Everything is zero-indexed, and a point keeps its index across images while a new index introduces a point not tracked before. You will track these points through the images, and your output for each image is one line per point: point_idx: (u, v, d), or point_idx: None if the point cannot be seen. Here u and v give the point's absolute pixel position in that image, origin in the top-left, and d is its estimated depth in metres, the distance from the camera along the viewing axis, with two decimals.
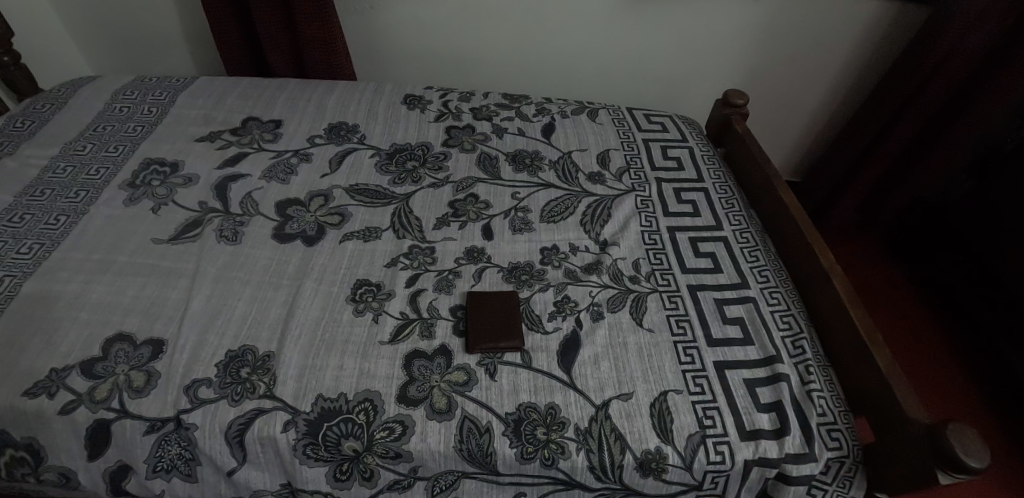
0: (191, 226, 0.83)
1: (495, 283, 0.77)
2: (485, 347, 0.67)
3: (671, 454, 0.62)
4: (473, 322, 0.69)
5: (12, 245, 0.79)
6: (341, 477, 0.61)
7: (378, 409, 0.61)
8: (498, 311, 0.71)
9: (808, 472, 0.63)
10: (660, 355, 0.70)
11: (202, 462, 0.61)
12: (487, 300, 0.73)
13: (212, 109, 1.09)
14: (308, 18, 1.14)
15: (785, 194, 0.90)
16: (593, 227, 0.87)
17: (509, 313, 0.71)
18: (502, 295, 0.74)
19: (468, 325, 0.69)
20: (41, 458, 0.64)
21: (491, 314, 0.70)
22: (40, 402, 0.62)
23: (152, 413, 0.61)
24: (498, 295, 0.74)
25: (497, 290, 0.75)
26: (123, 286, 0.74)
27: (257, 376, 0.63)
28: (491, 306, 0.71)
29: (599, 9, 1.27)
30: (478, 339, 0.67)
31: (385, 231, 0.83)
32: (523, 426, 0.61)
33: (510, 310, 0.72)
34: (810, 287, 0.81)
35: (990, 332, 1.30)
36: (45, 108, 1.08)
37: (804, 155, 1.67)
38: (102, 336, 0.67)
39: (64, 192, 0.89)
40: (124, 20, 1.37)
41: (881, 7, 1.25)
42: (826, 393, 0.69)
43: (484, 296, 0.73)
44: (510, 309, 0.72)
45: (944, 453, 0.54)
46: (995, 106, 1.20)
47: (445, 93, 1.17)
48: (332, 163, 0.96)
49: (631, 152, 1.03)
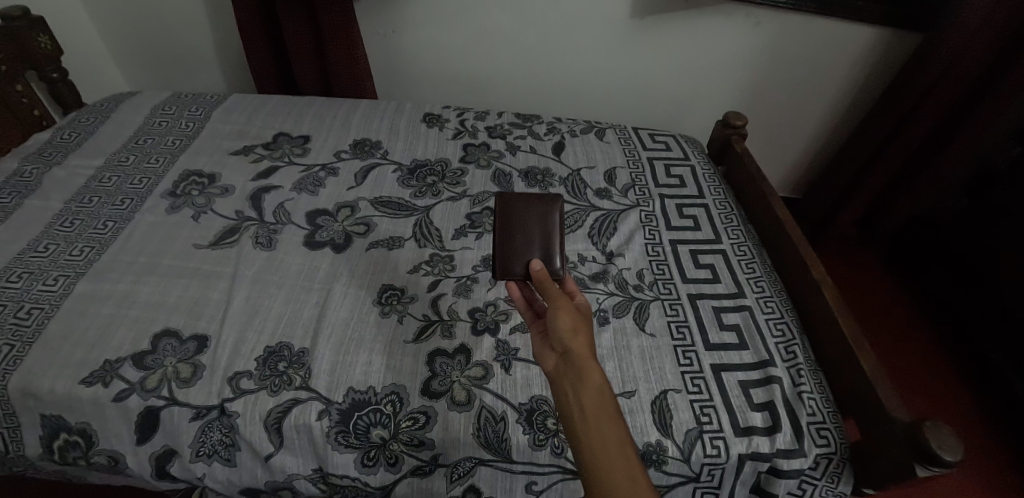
0: (229, 233, 0.90)
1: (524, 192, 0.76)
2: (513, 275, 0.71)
3: (670, 446, 0.67)
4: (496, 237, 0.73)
5: (64, 247, 0.86)
6: (367, 463, 0.66)
7: (403, 401, 0.67)
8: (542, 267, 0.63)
9: (797, 466, 0.68)
10: (660, 357, 0.76)
11: (240, 448, 0.67)
12: (515, 207, 0.74)
13: (245, 125, 1.17)
14: (336, 42, 1.23)
15: (781, 211, 0.96)
16: (600, 239, 0.93)
17: (545, 229, 0.74)
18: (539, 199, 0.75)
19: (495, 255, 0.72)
20: (91, 442, 0.70)
21: (523, 226, 0.73)
22: (95, 390, 0.68)
23: (198, 402, 0.67)
24: (534, 199, 0.75)
25: (524, 199, 0.75)
26: (168, 287, 0.80)
27: (293, 370, 0.69)
28: (522, 216, 0.74)
29: (606, 35, 1.35)
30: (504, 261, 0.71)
31: (407, 240, 0.90)
32: (535, 415, 0.67)
33: (547, 221, 0.74)
34: (803, 297, 0.87)
35: (981, 343, 1.35)
36: (90, 122, 1.17)
37: (803, 174, 1.73)
38: (150, 331, 0.74)
39: (110, 199, 0.97)
40: (163, 40, 1.47)
41: (874, 35, 1.32)
42: (816, 395, 0.74)
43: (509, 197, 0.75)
44: (546, 222, 0.74)
45: (921, 446, 0.59)
46: (986, 129, 1.27)
47: (462, 112, 1.25)
48: (357, 176, 1.04)
49: (636, 170, 1.10)
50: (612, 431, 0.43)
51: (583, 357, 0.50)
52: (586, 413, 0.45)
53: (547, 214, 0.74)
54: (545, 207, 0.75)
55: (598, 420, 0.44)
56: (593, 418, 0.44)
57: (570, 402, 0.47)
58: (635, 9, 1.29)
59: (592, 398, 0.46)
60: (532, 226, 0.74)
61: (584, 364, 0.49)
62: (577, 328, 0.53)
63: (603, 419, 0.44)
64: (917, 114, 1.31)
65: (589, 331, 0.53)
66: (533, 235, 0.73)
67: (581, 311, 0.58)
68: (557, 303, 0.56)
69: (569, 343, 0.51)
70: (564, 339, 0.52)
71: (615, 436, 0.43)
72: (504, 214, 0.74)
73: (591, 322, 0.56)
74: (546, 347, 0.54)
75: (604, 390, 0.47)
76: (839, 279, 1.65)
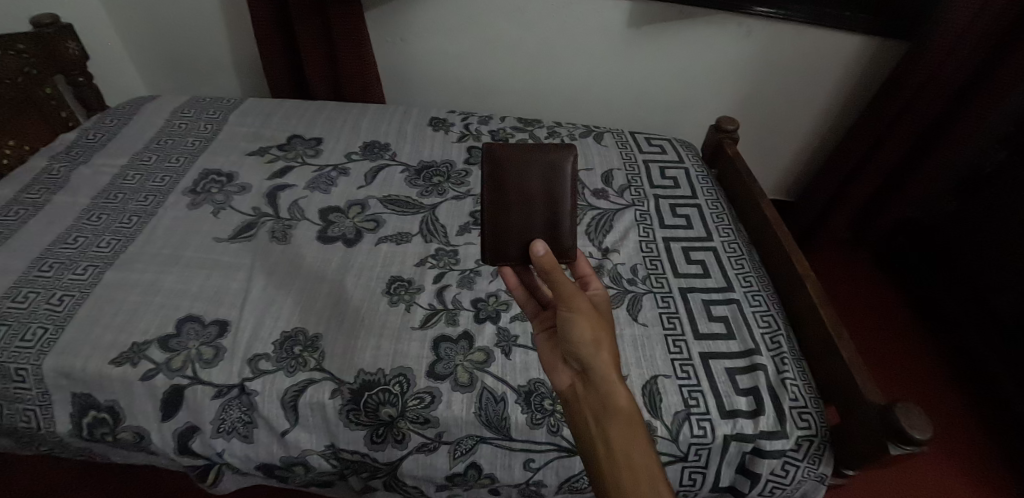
0: (247, 228, 0.95)
1: (522, 155, 0.71)
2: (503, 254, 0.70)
3: (659, 427, 0.72)
4: (489, 208, 0.70)
5: (93, 240, 0.92)
6: (376, 440, 0.71)
7: (410, 382, 0.72)
8: (548, 251, 0.59)
9: (779, 447, 0.72)
10: (651, 345, 0.81)
11: (258, 425, 0.72)
12: (513, 172, 0.70)
13: (260, 127, 1.24)
14: (347, 49, 1.29)
15: (769, 210, 1.01)
16: (596, 236, 0.99)
17: (550, 193, 0.71)
18: (540, 160, 0.71)
19: (487, 235, 0.70)
20: (119, 419, 0.75)
21: (520, 196, 0.70)
22: (124, 369, 0.73)
23: (220, 381, 0.72)
24: (534, 160, 0.71)
25: (520, 163, 0.71)
26: (190, 276, 0.86)
27: (308, 353, 0.75)
28: (520, 183, 0.70)
29: (605, 43, 1.41)
30: (500, 236, 0.70)
31: (414, 236, 0.95)
32: (533, 396, 0.71)
33: (552, 186, 0.71)
34: (788, 291, 0.91)
35: (971, 342, 1.38)
36: (114, 124, 1.23)
37: (796, 178, 1.78)
38: (175, 317, 0.79)
39: (134, 195, 1.02)
40: (181, 46, 1.53)
41: (862, 43, 1.37)
42: (799, 381, 0.78)
43: (501, 155, 0.70)
44: (550, 187, 0.71)
45: (893, 425, 0.62)
46: (970, 134, 1.31)
47: (466, 117, 1.31)
48: (367, 176, 1.09)
49: (632, 171, 1.15)
50: (637, 458, 0.46)
51: (606, 376, 0.51)
52: (607, 438, 0.47)
53: (552, 176, 0.71)
54: (547, 170, 0.71)
55: (621, 447, 0.47)
56: (615, 444, 0.47)
57: (590, 425, 0.49)
58: (632, 18, 1.36)
59: (616, 423, 0.48)
60: (533, 193, 0.71)
61: (608, 384, 0.51)
62: (598, 340, 0.53)
63: (628, 444, 0.47)
64: (903, 120, 1.36)
65: (611, 341, 0.54)
66: (534, 204, 0.71)
67: (600, 312, 0.58)
68: (575, 307, 0.54)
69: (590, 359, 0.52)
70: (583, 353, 0.53)
71: (640, 463, 0.45)
72: (497, 180, 0.70)
73: (610, 326, 0.56)
74: (569, 362, 0.56)
75: (628, 413, 0.49)
76: (830, 281, 1.70)
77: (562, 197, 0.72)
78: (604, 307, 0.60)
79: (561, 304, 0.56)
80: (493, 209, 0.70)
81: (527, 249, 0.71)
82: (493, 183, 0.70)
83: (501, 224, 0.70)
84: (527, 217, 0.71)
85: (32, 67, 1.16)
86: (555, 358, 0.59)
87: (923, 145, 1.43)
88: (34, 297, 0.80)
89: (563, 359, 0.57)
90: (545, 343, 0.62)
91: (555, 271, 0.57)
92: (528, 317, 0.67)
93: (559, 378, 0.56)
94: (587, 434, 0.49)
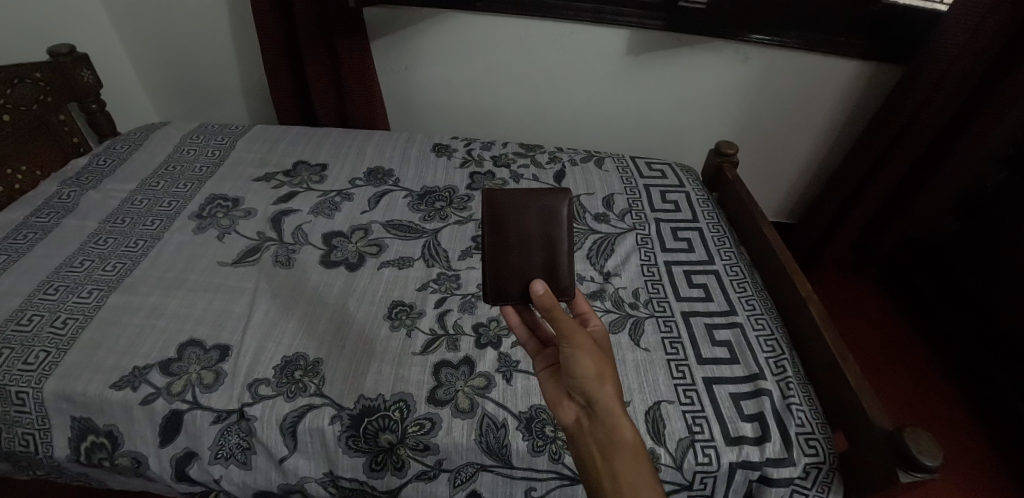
0: (250, 252, 0.96)
1: (518, 198, 0.70)
2: (497, 296, 0.70)
3: (663, 454, 0.70)
4: (488, 250, 0.70)
5: (99, 263, 0.93)
6: (376, 467, 0.71)
7: (410, 408, 0.71)
8: (547, 290, 0.62)
9: (787, 475, 0.70)
10: (654, 370, 0.80)
11: (256, 451, 0.72)
12: (510, 215, 0.70)
13: (267, 153, 1.26)
14: (354, 78, 1.33)
15: (770, 233, 1.01)
16: (598, 260, 0.99)
17: (547, 236, 0.71)
18: (536, 204, 0.71)
19: (484, 279, 0.71)
20: (116, 444, 0.74)
21: (518, 239, 0.70)
22: (124, 393, 0.72)
23: (219, 405, 0.72)
24: (530, 204, 0.71)
25: (517, 205, 0.70)
26: (194, 300, 0.86)
27: (308, 377, 0.74)
28: (518, 226, 0.70)
29: (605, 71, 1.45)
30: (499, 280, 0.70)
31: (416, 261, 0.96)
32: (534, 423, 0.71)
33: (549, 230, 0.71)
34: (791, 313, 0.90)
35: (983, 365, 1.35)
36: (123, 150, 1.25)
37: (796, 201, 1.79)
38: (177, 341, 0.79)
39: (141, 220, 1.04)
40: (192, 73, 1.58)
41: (859, 68, 1.40)
42: (804, 406, 0.77)
43: (498, 198, 0.70)
44: (547, 230, 0.71)
45: (902, 451, 0.60)
46: (970, 155, 1.32)
47: (469, 142, 1.33)
48: (370, 201, 1.11)
49: (634, 196, 1.16)
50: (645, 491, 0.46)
51: (610, 409, 0.51)
52: (616, 473, 0.48)
53: (549, 221, 0.71)
54: (545, 212, 0.71)
55: (628, 481, 0.47)
56: (624, 478, 0.47)
57: (598, 461, 0.50)
58: (631, 47, 1.39)
59: (622, 458, 0.49)
60: (531, 235, 0.71)
61: (613, 418, 0.51)
62: (601, 374, 0.53)
63: (635, 479, 0.47)
64: (901, 142, 1.37)
65: (613, 373, 0.54)
66: (532, 246, 0.71)
67: (602, 347, 0.59)
68: (576, 342, 0.54)
69: (594, 394, 0.53)
70: (587, 388, 0.53)
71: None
72: (496, 223, 0.70)
73: (612, 358, 0.57)
74: (573, 395, 0.56)
75: (634, 446, 0.49)
76: (832, 303, 1.69)
77: (560, 238, 0.71)
78: (604, 341, 0.60)
79: (561, 339, 0.55)
80: (492, 251, 0.70)
81: (526, 291, 0.71)
82: (490, 227, 0.70)
83: (499, 265, 0.70)
84: (525, 258, 0.71)
85: (47, 95, 1.19)
86: (558, 391, 0.59)
87: (922, 167, 1.44)
88: (38, 319, 0.81)
89: (566, 394, 0.58)
90: (548, 376, 0.62)
91: (554, 308, 0.57)
92: (529, 353, 0.67)
93: (563, 413, 0.56)
94: (594, 469, 0.50)
